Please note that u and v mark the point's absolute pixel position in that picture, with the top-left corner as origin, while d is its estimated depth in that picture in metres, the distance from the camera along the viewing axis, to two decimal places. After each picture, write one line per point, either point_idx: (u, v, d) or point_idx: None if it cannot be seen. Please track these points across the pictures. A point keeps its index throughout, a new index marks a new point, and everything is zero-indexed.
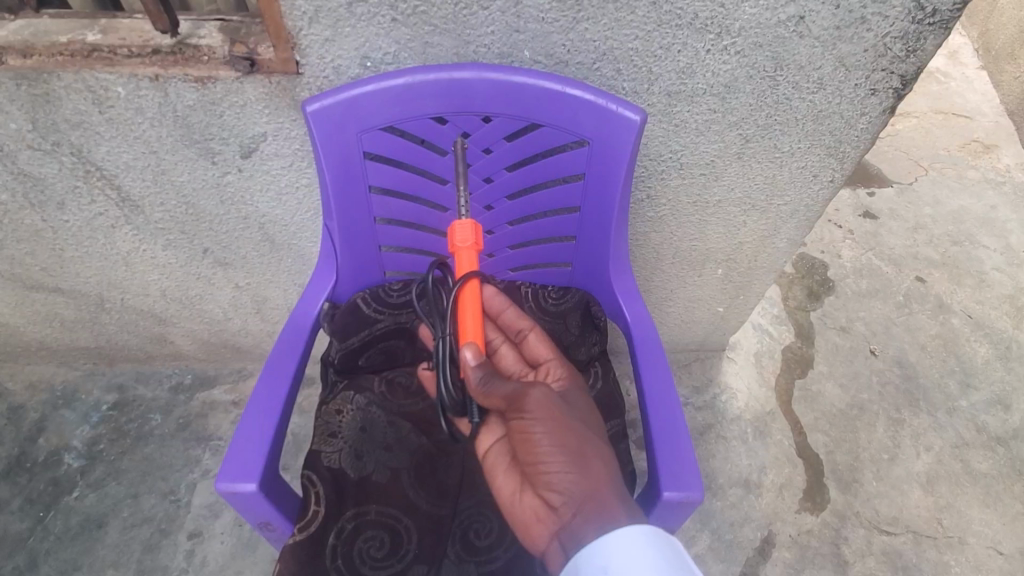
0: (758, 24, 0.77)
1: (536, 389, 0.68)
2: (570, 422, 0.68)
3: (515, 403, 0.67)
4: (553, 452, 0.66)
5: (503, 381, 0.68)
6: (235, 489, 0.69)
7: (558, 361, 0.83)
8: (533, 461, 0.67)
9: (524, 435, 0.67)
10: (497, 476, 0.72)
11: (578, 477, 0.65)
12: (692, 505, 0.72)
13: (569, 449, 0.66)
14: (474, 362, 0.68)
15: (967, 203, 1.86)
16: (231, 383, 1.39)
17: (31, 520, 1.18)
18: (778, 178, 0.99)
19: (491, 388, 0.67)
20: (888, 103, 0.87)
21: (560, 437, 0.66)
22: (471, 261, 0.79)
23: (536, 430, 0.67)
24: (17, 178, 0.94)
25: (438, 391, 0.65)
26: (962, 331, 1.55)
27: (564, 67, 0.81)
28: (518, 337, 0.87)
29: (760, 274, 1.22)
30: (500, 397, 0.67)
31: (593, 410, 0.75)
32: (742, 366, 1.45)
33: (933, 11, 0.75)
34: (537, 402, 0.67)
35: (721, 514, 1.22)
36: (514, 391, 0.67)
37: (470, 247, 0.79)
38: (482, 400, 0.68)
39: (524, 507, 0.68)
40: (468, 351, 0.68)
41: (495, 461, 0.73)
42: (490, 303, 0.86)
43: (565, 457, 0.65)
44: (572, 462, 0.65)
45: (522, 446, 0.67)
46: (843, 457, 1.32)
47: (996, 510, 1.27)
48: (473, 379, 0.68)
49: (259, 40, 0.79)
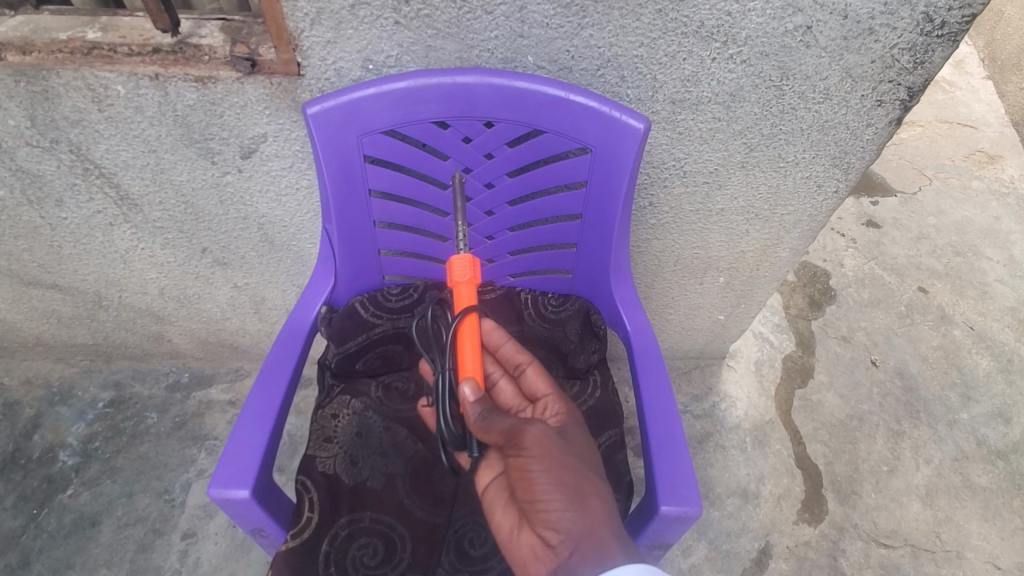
0: (765, 33, 0.76)
1: (534, 425, 0.66)
2: (568, 459, 0.66)
3: (512, 440, 0.65)
4: (551, 490, 0.63)
5: (502, 416, 0.67)
6: (227, 496, 0.68)
7: (557, 395, 0.80)
8: (531, 498, 0.65)
9: (522, 473, 0.65)
10: (496, 512, 0.71)
11: (576, 515, 0.63)
12: (690, 519, 0.71)
13: (567, 487, 0.64)
14: (474, 397, 0.69)
15: (971, 214, 1.85)
16: (228, 383, 1.38)
17: (24, 518, 1.17)
18: (782, 188, 0.99)
19: (490, 422, 0.66)
20: (895, 114, 0.86)
21: (558, 475, 0.64)
22: (470, 296, 0.78)
23: (534, 468, 0.65)
24: (15, 174, 0.94)
25: (438, 425, 0.67)
26: (964, 343, 1.54)
27: (568, 74, 0.80)
28: (518, 370, 0.84)
29: (762, 283, 1.21)
30: (499, 433, 0.66)
31: (591, 446, 0.73)
32: (742, 374, 1.44)
33: (942, 22, 0.74)
34: (535, 439, 0.65)
35: (718, 524, 1.21)
36: (513, 427, 0.66)
37: (469, 282, 0.78)
38: (481, 435, 0.66)
39: (523, 542, 0.67)
40: (467, 387, 0.69)
41: (494, 497, 0.71)
42: (489, 337, 0.85)
43: (563, 495, 0.63)
44: (569, 500, 0.64)
45: (519, 482, 0.65)
46: (842, 468, 1.31)
47: (994, 525, 1.26)
48: (473, 414, 0.68)
49: (260, 41, 0.78)
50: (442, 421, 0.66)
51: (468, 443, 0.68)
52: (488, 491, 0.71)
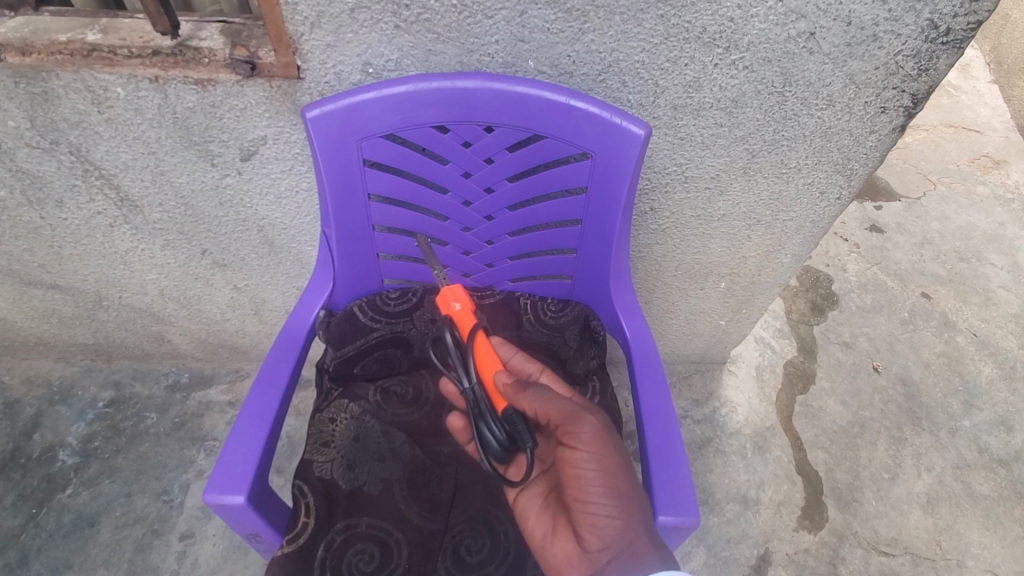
0: (767, 39, 0.75)
1: (592, 419, 0.66)
2: (622, 463, 0.66)
3: (569, 428, 0.66)
4: (601, 493, 0.64)
5: (559, 400, 0.68)
6: (222, 502, 0.67)
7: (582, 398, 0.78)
8: (579, 498, 0.66)
9: (576, 470, 0.65)
10: (529, 519, 0.72)
11: (622, 524, 0.64)
12: (688, 529, 0.70)
13: (617, 492, 0.64)
14: (511, 384, 0.70)
15: (976, 219, 1.84)
16: (228, 384, 1.38)
17: (24, 517, 1.17)
18: (784, 194, 0.98)
19: (546, 405, 0.67)
20: (898, 121, 0.85)
21: (610, 479, 0.64)
22: (469, 316, 0.77)
23: (588, 467, 0.65)
24: (15, 175, 0.94)
25: (485, 437, 0.70)
26: (967, 350, 1.53)
27: (568, 79, 0.80)
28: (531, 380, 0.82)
29: (763, 289, 1.20)
30: (557, 417, 0.67)
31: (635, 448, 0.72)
32: (743, 379, 1.43)
33: (947, 30, 0.73)
34: (592, 436, 0.65)
35: (717, 530, 1.21)
36: (571, 417, 0.66)
37: (466, 303, 0.78)
38: (538, 414, 0.68)
39: (557, 550, 0.69)
40: (502, 377, 0.71)
41: (526, 505, 0.73)
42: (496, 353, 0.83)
43: (613, 500, 0.64)
44: (618, 506, 0.64)
45: (571, 479, 0.66)
46: (843, 475, 1.30)
47: (995, 534, 1.25)
48: (521, 398, 0.68)
49: (260, 44, 0.78)
50: (488, 434, 0.70)
51: (522, 435, 0.69)
52: (520, 499, 0.73)
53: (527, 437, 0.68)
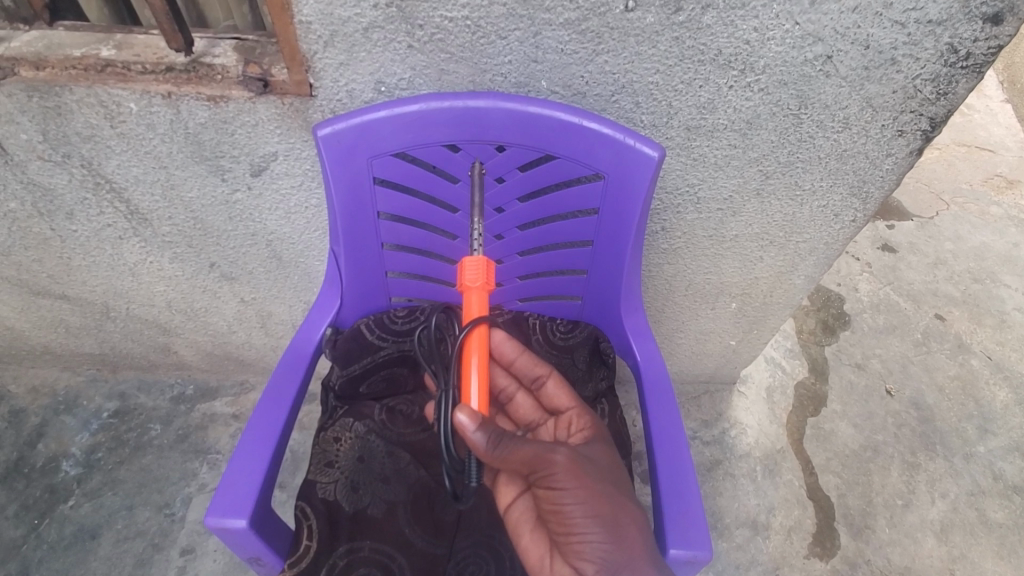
0: (783, 62, 0.75)
1: (560, 451, 0.64)
2: (599, 488, 0.64)
3: (540, 471, 0.63)
4: (587, 522, 0.62)
5: (522, 442, 0.63)
6: (225, 525, 0.66)
7: (579, 410, 0.81)
8: (565, 530, 0.63)
9: (554, 506, 0.63)
10: (524, 536, 0.70)
11: (614, 546, 0.62)
12: (700, 564, 0.68)
13: (603, 517, 0.62)
14: (473, 426, 0.62)
15: (989, 239, 1.81)
16: (232, 396, 1.37)
17: (25, 527, 1.17)
18: (798, 217, 0.97)
19: (510, 451, 0.62)
20: (916, 144, 0.84)
21: (592, 507, 0.62)
22: (480, 304, 0.76)
23: (567, 500, 0.63)
24: (28, 187, 0.94)
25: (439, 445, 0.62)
26: (982, 373, 1.50)
27: (581, 99, 0.79)
28: (537, 384, 0.84)
29: (776, 309, 1.18)
30: (520, 461, 0.63)
31: (615, 463, 0.72)
32: (753, 401, 1.41)
33: (966, 54, 0.72)
34: (564, 470, 0.63)
35: (726, 556, 1.18)
36: (538, 457, 0.63)
37: (480, 288, 0.76)
38: (498, 460, 0.62)
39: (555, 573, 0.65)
40: (462, 416, 0.61)
41: (520, 519, 0.71)
42: (501, 350, 0.83)
43: (600, 525, 0.62)
44: (606, 530, 0.62)
45: (553, 514, 0.64)
46: (855, 501, 1.27)
47: (1010, 563, 1.22)
48: (482, 443, 0.61)
49: (273, 62, 0.78)
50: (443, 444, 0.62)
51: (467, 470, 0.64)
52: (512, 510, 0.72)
53: (471, 474, 0.64)
